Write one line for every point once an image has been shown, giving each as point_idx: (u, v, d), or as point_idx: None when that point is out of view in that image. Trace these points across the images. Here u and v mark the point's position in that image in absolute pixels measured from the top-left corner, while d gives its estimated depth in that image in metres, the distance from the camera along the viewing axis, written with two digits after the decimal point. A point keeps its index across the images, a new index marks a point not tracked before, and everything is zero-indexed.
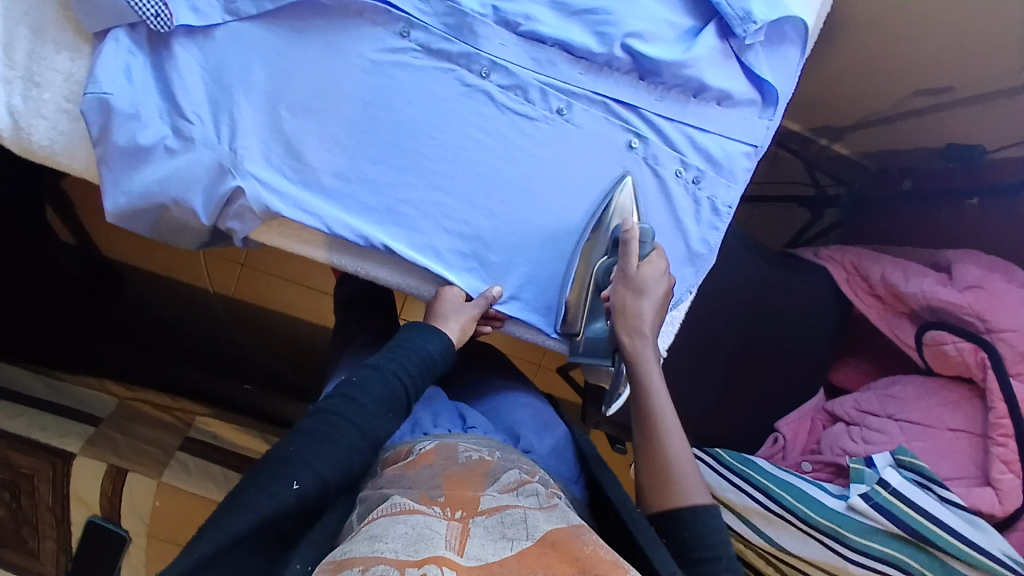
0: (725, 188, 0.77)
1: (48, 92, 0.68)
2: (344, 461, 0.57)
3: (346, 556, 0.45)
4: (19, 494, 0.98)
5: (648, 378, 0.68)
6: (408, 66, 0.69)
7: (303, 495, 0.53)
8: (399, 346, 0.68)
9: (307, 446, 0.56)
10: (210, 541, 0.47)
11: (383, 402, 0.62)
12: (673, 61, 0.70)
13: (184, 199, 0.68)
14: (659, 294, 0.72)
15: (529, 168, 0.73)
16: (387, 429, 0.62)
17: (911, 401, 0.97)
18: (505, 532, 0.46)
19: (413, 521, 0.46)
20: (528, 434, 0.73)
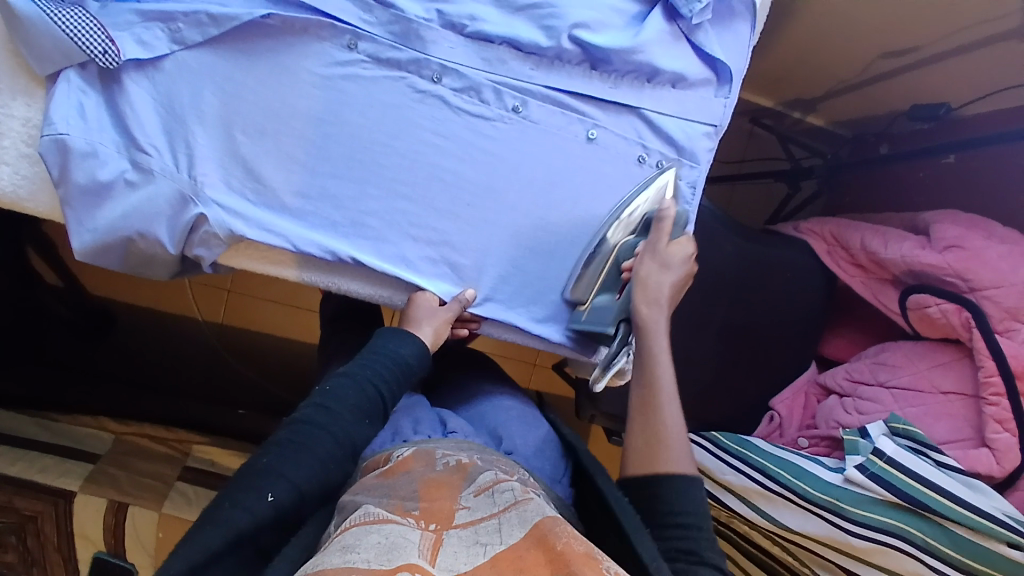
0: (689, 169, 0.76)
1: (8, 139, 0.68)
2: (322, 470, 0.58)
3: (317, 566, 0.44)
4: (25, 537, 0.98)
5: (655, 345, 0.68)
6: (358, 78, 0.70)
7: (278, 507, 0.54)
8: (375, 350, 0.67)
9: (283, 458, 0.56)
10: (183, 558, 0.49)
11: (359, 409, 0.62)
12: (624, 48, 0.69)
13: (149, 230, 0.68)
14: (681, 275, 0.72)
15: (490, 168, 0.73)
16: (366, 437, 0.62)
17: (901, 366, 0.96)
18: (478, 541, 0.47)
19: (387, 530, 0.47)
20: (512, 436, 0.74)
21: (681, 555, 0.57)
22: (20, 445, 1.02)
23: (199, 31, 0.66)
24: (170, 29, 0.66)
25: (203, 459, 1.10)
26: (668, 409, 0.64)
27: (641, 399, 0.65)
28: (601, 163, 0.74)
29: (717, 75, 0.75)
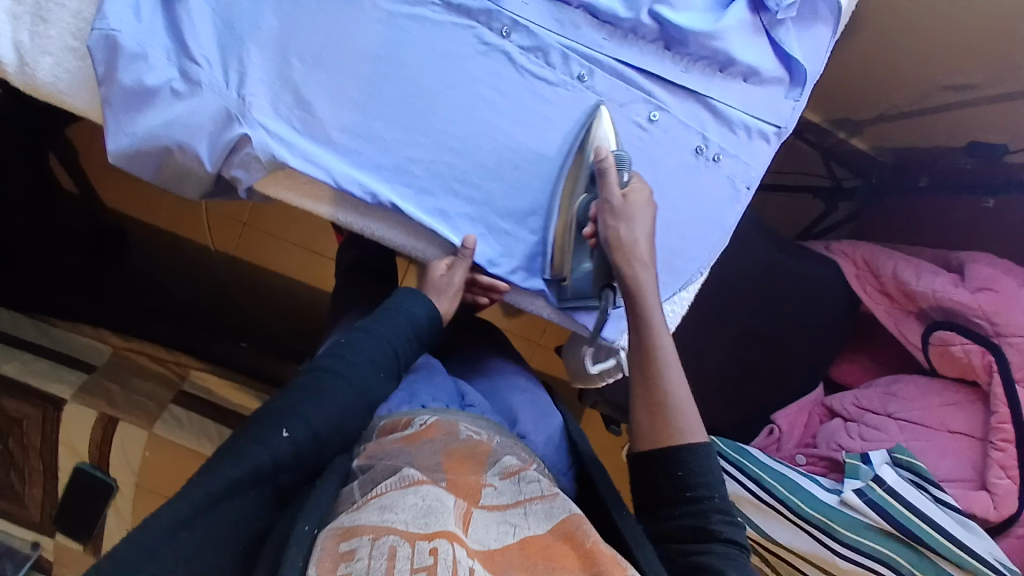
0: (744, 168, 0.74)
1: (55, 29, 0.66)
2: (338, 416, 0.59)
3: (356, 523, 0.49)
4: (8, 438, 0.99)
5: (645, 307, 0.66)
6: (425, 20, 0.68)
7: (296, 445, 0.55)
8: (394, 309, 0.69)
9: (302, 401, 0.58)
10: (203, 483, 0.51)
11: (376, 363, 0.64)
12: (702, 31, 0.68)
13: (190, 143, 0.66)
14: (649, 221, 0.68)
15: (544, 133, 0.71)
16: (380, 391, 0.64)
17: (913, 400, 0.95)
18: (507, 520, 0.52)
19: (423, 492, 0.51)
20: (525, 419, 0.74)
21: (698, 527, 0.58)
22: (17, 345, 1.02)
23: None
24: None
25: (199, 386, 1.07)
26: (669, 383, 0.63)
27: (642, 380, 0.63)
28: (658, 148, 0.72)
29: (790, 76, 0.73)
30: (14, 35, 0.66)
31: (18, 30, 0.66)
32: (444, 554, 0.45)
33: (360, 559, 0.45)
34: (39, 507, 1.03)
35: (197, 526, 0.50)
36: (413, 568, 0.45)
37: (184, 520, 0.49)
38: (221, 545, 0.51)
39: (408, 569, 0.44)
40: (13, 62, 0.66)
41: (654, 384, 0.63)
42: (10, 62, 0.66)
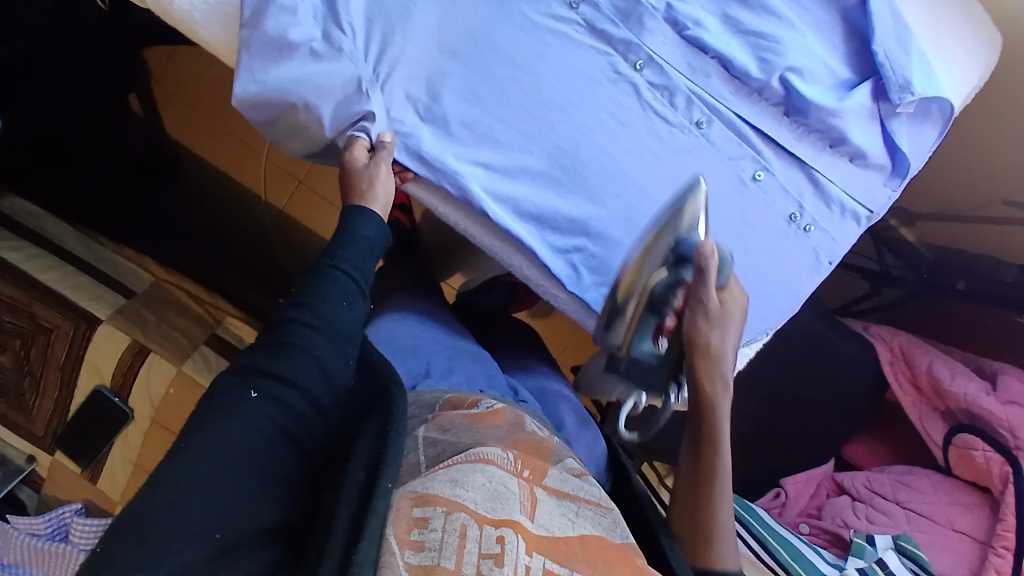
0: (829, 244, 0.75)
1: None
2: (315, 364, 0.56)
3: (428, 491, 0.51)
4: (30, 347, 0.97)
5: (720, 431, 0.66)
6: (566, 37, 0.69)
7: (273, 402, 0.53)
8: (348, 233, 0.64)
9: (273, 359, 0.55)
10: (191, 458, 0.48)
11: (336, 293, 0.60)
12: (827, 107, 0.70)
13: (316, 105, 0.68)
14: (736, 327, 0.66)
15: (651, 170, 0.72)
16: (350, 319, 0.61)
17: (924, 493, 0.97)
18: (569, 513, 0.54)
19: (489, 473, 0.52)
20: (572, 425, 0.79)
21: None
22: (59, 256, 1.01)
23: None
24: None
25: (230, 333, 1.09)
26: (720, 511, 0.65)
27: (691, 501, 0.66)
28: (756, 207, 0.73)
29: (893, 166, 0.75)
30: None
31: None
32: (511, 546, 0.48)
33: (433, 530, 0.48)
34: (44, 421, 1.00)
35: (200, 490, 0.47)
36: (481, 554, 0.47)
37: (182, 488, 0.47)
38: (243, 506, 0.50)
39: (477, 553, 0.47)
40: None
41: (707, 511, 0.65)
42: None
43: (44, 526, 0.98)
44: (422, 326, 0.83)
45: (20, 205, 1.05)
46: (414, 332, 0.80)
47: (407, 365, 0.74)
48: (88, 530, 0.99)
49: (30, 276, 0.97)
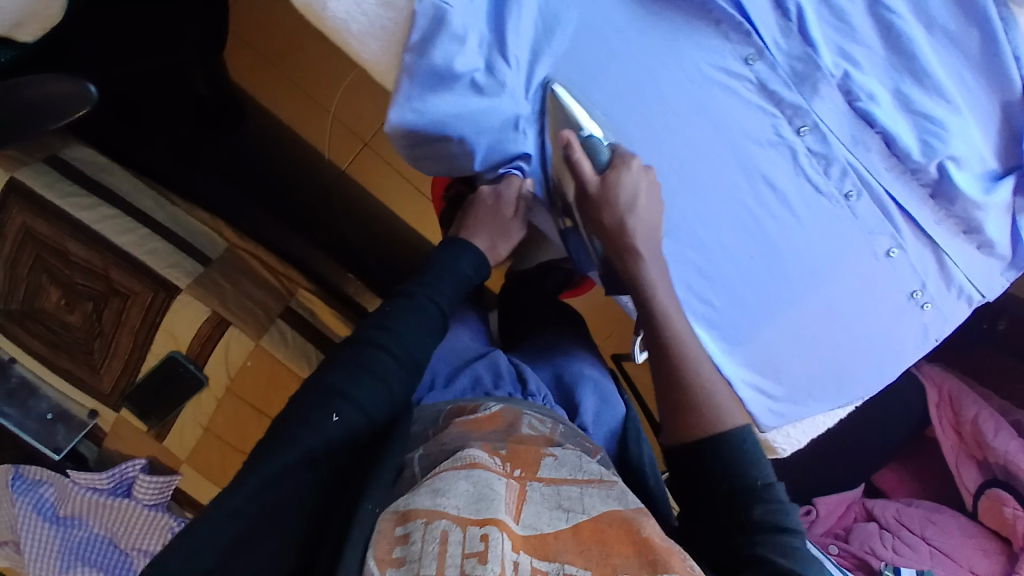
0: (940, 323, 0.78)
1: None
2: (385, 391, 0.63)
3: (409, 507, 0.52)
4: (103, 311, 0.96)
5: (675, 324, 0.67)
6: (735, 93, 0.67)
7: (346, 425, 0.59)
8: (446, 268, 0.72)
9: (353, 381, 0.61)
10: (277, 465, 0.55)
11: (417, 324, 0.67)
12: (975, 200, 0.71)
13: (470, 140, 0.66)
14: (647, 202, 0.66)
15: (792, 237, 0.72)
16: (424, 350, 0.67)
17: (948, 533, 1.06)
18: (561, 504, 0.56)
19: (474, 478, 0.54)
20: (585, 409, 0.92)
21: (773, 526, 0.61)
22: (136, 217, 0.99)
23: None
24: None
25: (304, 306, 1.08)
26: (708, 383, 0.67)
27: (674, 407, 0.67)
28: (882, 281, 0.75)
29: (1014, 256, 0.77)
30: None
31: None
32: (495, 543, 0.48)
33: (414, 543, 0.49)
34: (113, 379, 0.98)
35: (274, 492, 0.55)
36: (465, 553, 0.48)
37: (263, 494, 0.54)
38: (300, 511, 0.57)
39: (460, 555, 0.48)
40: None
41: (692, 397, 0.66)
42: None
43: (106, 481, 0.98)
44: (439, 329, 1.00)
45: (90, 156, 1.02)
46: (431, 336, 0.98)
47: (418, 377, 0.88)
48: (152, 487, 0.99)
49: (106, 241, 0.95)
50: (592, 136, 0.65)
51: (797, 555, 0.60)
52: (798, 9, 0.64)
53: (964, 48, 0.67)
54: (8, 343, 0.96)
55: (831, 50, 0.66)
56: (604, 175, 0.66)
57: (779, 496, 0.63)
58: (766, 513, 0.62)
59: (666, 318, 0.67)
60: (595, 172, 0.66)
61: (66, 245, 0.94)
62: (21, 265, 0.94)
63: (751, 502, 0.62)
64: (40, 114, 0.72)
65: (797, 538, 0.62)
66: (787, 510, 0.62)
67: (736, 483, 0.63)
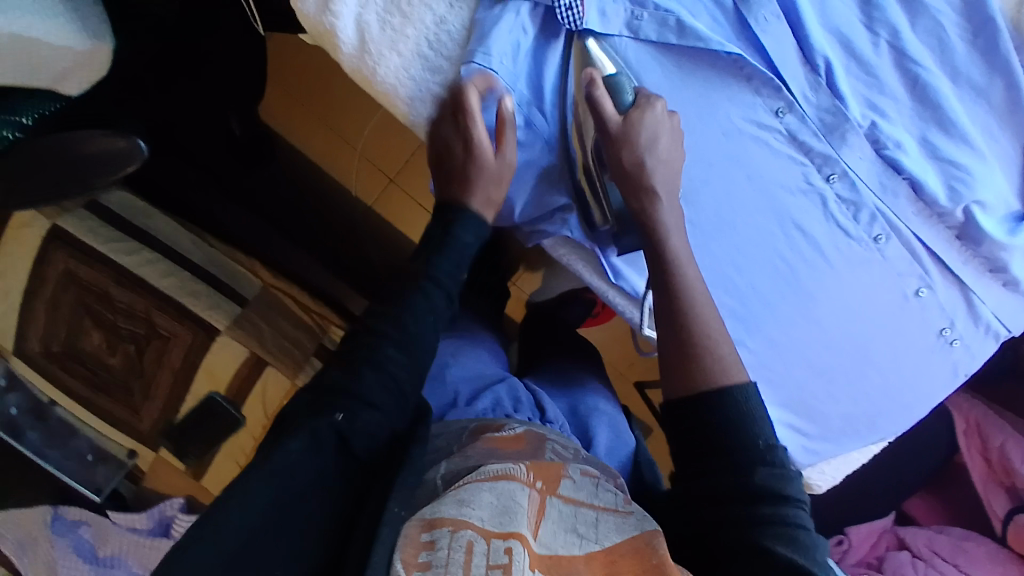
0: (969, 359, 0.80)
1: (412, 28, 0.64)
2: (394, 385, 0.61)
3: (435, 516, 0.52)
4: (145, 352, 0.97)
5: (686, 271, 0.65)
6: (766, 144, 0.70)
7: (352, 424, 0.57)
8: (447, 240, 0.67)
9: (356, 378, 0.59)
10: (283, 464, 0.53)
11: (422, 309, 0.64)
12: (1000, 242, 0.73)
13: (511, 195, 0.70)
14: (662, 141, 0.64)
15: (823, 279, 0.74)
16: (429, 335, 0.64)
17: (980, 561, 1.07)
18: (577, 529, 0.56)
19: (496, 490, 0.54)
20: (601, 442, 0.91)
21: (774, 494, 0.56)
22: (174, 260, 0.99)
23: (658, 29, 0.64)
24: (658, 14, 0.64)
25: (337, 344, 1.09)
26: (716, 335, 0.63)
27: (682, 356, 0.63)
28: (912, 319, 0.77)
29: None
30: (363, 14, 0.63)
31: (369, 11, 0.63)
32: (518, 556, 0.49)
33: (440, 550, 0.49)
34: (151, 419, 1.00)
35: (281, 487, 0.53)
36: (489, 565, 0.48)
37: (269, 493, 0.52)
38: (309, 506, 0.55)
39: (485, 565, 0.48)
40: (354, 47, 0.63)
41: (703, 348, 0.63)
42: (352, 45, 0.63)
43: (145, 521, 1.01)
44: (463, 353, 1.04)
45: (128, 200, 1.02)
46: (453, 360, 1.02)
47: (438, 397, 0.93)
48: None
49: (146, 283, 0.96)
50: (617, 76, 0.64)
51: (792, 529, 0.55)
52: (826, 65, 0.66)
53: (987, 97, 0.71)
54: (51, 384, 0.99)
55: (859, 102, 0.69)
56: (627, 115, 0.63)
57: (782, 462, 0.59)
58: (766, 478, 0.57)
59: (676, 264, 0.65)
60: (618, 113, 0.63)
61: (108, 287, 0.95)
62: (63, 307, 0.96)
63: (752, 464, 0.58)
64: (96, 166, 0.74)
65: (797, 509, 0.57)
66: (790, 476, 0.58)
67: (739, 441, 0.59)
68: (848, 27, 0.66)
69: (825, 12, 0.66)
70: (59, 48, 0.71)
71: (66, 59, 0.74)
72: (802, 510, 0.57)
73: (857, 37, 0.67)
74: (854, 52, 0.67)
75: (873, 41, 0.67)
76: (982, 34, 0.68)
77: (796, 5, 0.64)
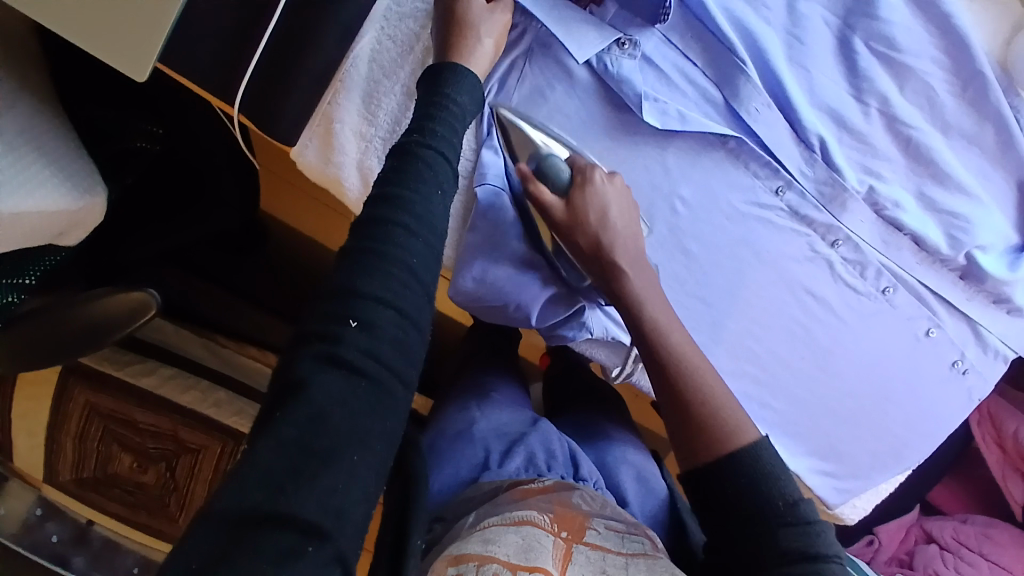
0: (982, 385, 0.81)
1: None
2: (410, 283, 0.45)
3: (462, 551, 0.61)
4: (176, 468, 0.93)
5: (673, 337, 0.61)
6: (769, 222, 0.71)
7: (374, 334, 0.43)
8: (438, 103, 0.52)
9: (366, 278, 0.44)
10: (298, 414, 0.40)
11: (430, 183, 0.48)
12: (1003, 279, 0.75)
13: (526, 305, 0.69)
14: (620, 215, 0.63)
15: (834, 335, 0.76)
16: (442, 213, 0.49)
17: (1004, 547, 1.11)
18: (603, 570, 0.62)
19: (523, 532, 0.63)
20: (633, 499, 0.89)
21: (801, 553, 0.55)
22: (192, 371, 0.95)
23: (659, 117, 0.65)
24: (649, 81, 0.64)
25: None
26: (723, 399, 0.60)
27: (687, 431, 0.59)
28: (928, 358, 0.79)
29: None
30: (365, 158, 0.67)
31: (369, 154, 0.66)
32: None
33: None
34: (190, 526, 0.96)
35: (303, 446, 0.39)
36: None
37: (290, 449, 0.39)
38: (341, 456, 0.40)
39: None
40: (360, 185, 0.69)
41: (709, 415, 0.59)
42: (357, 183, 0.69)
43: None
44: (487, 402, 0.98)
45: None
46: (475, 410, 0.96)
47: (468, 457, 0.88)
48: None
49: (166, 400, 0.91)
50: (550, 156, 0.63)
51: None
52: (820, 141, 0.69)
53: (979, 143, 0.73)
54: (87, 507, 0.97)
55: (855, 168, 0.71)
56: (568, 196, 0.62)
57: (807, 515, 0.56)
58: (790, 539, 0.55)
59: (663, 332, 0.61)
60: (558, 196, 0.63)
61: (132, 413, 0.91)
62: (89, 436, 0.92)
63: (774, 525, 0.56)
64: (97, 330, 0.73)
65: (831, 562, 0.55)
66: (814, 531, 0.55)
67: (755, 509, 0.56)
68: (837, 101, 0.69)
69: (814, 90, 0.68)
70: (54, 212, 0.69)
71: (66, 216, 0.71)
72: (832, 560, 0.55)
73: (847, 109, 0.69)
74: (846, 124, 0.69)
75: (864, 111, 0.70)
76: (972, 88, 0.70)
77: (785, 92, 0.67)
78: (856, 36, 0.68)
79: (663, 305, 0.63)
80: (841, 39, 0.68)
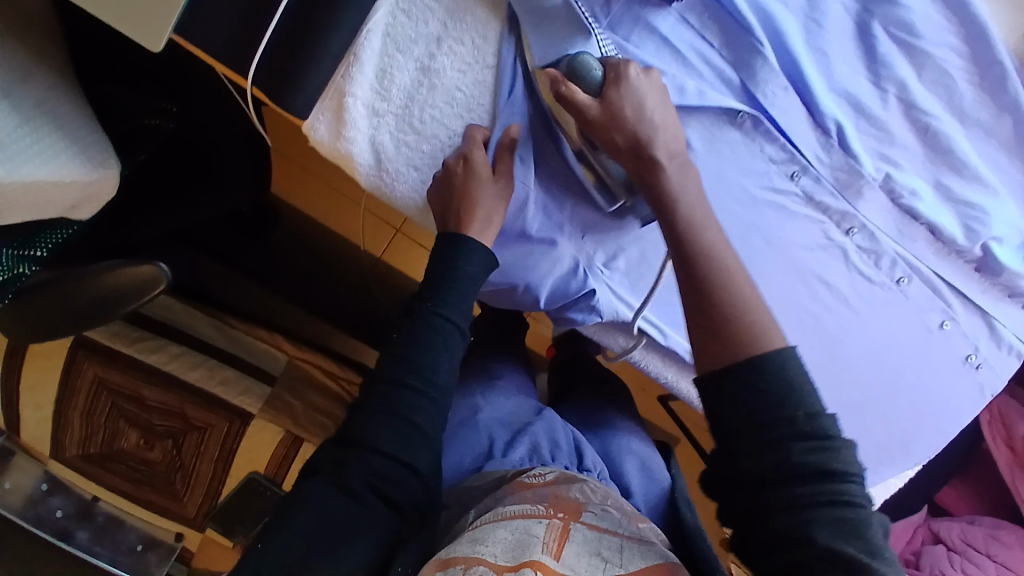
0: (995, 380, 0.81)
1: (427, 143, 0.67)
2: (413, 428, 0.62)
3: (450, 554, 0.60)
4: (182, 445, 0.93)
5: (705, 234, 0.59)
6: (782, 208, 0.71)
7: (380, 474, 0.61)
8: (448, 273, 0.65)
9: (377, 429, 0.61)
10: (318, 513, 0.58)
11: (436, 349, 0.64)
12: (1017, 271, 0.75)
13: (535, 285, 0.71)
14: (660, 112, 0.61)
15: (846, 326, 0.75)
16: (447, 371, 0.65)
17: (1013, 549, 1.10)
18: (599, 553, 0.60)
19: (512, 526, 0.62)
20: (638, 489, 0.88)
21: (816, 470, 0.50)
22: (201, 349, 0.94)
23: (676, 94, 0.64)
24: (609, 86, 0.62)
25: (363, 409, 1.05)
26: (750, 304, 0.56)
27: (707, 331, 0.56)
28: (941, 351, 0.78)
29: None
30: (374, 133, 0.66)
31: (379, 129, 0.66)
32: None
33: None
34: (196, 504, 0.96)
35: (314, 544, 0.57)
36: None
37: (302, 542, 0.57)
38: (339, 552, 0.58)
39: None
40: (371, 164, 0.67)
41: (729, 311, 0.56)
42: (369, 163, 0.67)
43: None
44: (492, 390, 0.98)
45: None
46: (480, 400, 0.95)
47: (472, 446, 0.87)
48: None
49: (174, 378, 0.91)
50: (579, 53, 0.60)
51: (839, 509, 0.50)
52: (837, 127, 0.68)
53: (997, 134, 0.72)
54: (92, 483, 0.96)
55: (871, 156, 0.70)
56: (602, 95, 0.60)
57: (829, 433, 0.52)
58: (806, 453, 0.51)
59: (693, 229, 0.59)
60: (593, 95, 0.60)
61: (141, 389, 0.91)
62: (96, 411, 0.92)
63: (788, 438, 0.51)
64: (106, 302, 0.71)
65: (848, 486, 0.50)
66: (836, 450, 0.51)
67: (772, 416, 0.51)
68: (854, 87, 0.68)
69: (831, 76, 0.67)
70: (67, 183, 0.69)
71: (79, 188, 0.72)
72: (851, 483, 0.51)
73: (864, 96, 0.68)
74: (862, 110, 0.69)
75: (882, 98, 0.69)
76: (989, 76, 0.69)
77: (801, 75, 0.66)
78: (874, 21, 0.67)
79: (700, 202, 0.61)
80: (859, 25, 0.67)
